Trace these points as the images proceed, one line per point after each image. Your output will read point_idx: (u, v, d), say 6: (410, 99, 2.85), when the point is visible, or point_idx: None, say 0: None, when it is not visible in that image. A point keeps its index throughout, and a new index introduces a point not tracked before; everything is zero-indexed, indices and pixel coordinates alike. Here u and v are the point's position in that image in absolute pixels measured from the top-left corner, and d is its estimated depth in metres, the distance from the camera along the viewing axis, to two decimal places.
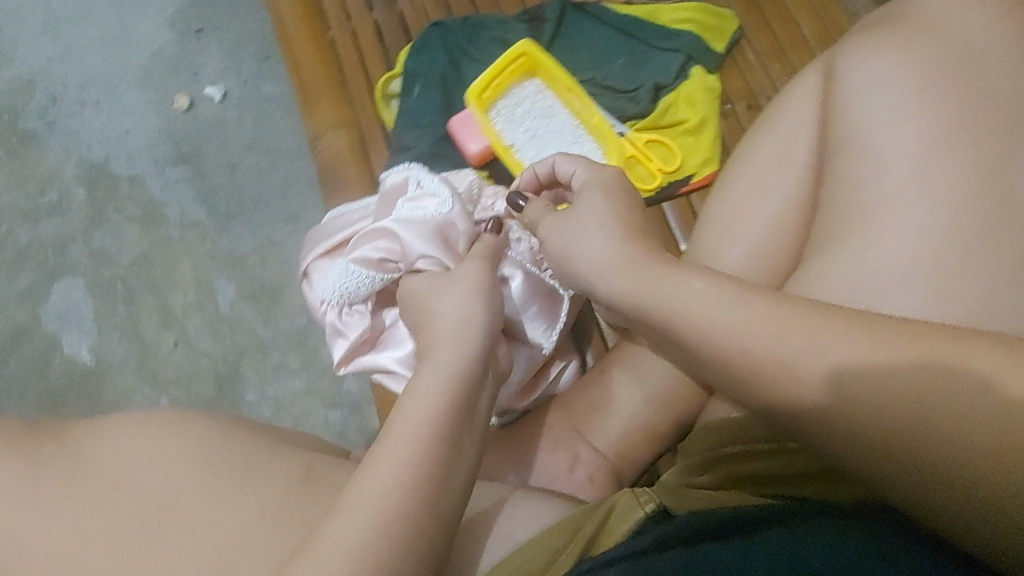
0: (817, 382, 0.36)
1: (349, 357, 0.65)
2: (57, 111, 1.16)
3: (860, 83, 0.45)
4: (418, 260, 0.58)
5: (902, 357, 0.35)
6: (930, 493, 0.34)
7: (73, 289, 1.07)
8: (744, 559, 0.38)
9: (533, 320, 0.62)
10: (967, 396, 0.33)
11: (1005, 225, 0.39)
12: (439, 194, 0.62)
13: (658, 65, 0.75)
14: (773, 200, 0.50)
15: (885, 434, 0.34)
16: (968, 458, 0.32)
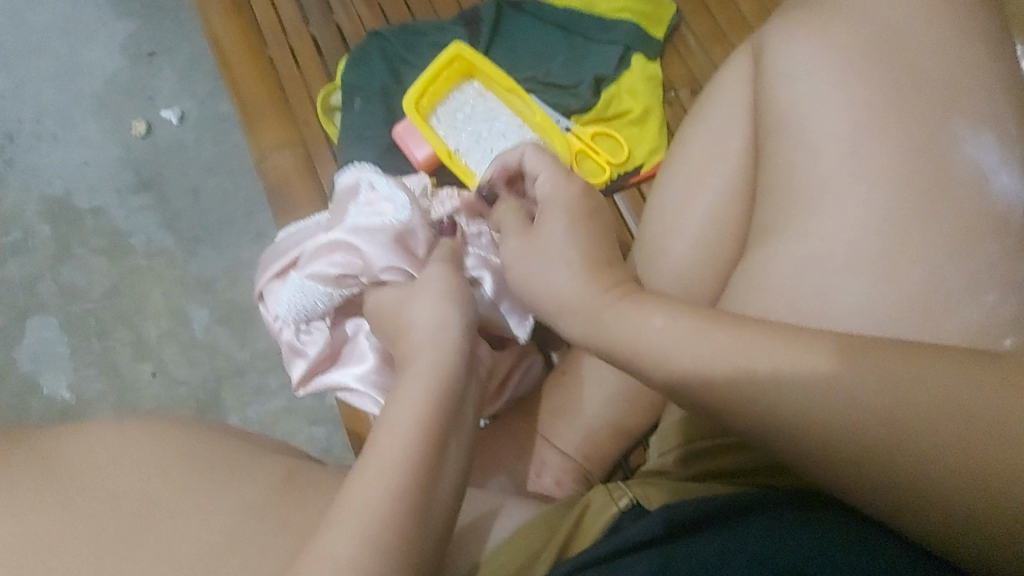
0: (788, 395, 0.34)
1: (308, 377, 0.64)
2: (14, 147, 1.14)
3: (787, 60, 0.43)
4: (382, 272, 0.56)
5: (867, 357, 0.33)
6: (917, 502, 0.31)
7: (46, 328, 1.05)
8: (721, 557, 0.37)
9: (507, 316, 0.59)
10: (931, 407, 0.31)
11: (936, 207, 0.38)
12: (394, 199, 0.60)
13: (597, 57, 0.73)
14: (712, 190, 0.48)
15: (864, 442, 0.32)
16: (950, 458, 0.30)
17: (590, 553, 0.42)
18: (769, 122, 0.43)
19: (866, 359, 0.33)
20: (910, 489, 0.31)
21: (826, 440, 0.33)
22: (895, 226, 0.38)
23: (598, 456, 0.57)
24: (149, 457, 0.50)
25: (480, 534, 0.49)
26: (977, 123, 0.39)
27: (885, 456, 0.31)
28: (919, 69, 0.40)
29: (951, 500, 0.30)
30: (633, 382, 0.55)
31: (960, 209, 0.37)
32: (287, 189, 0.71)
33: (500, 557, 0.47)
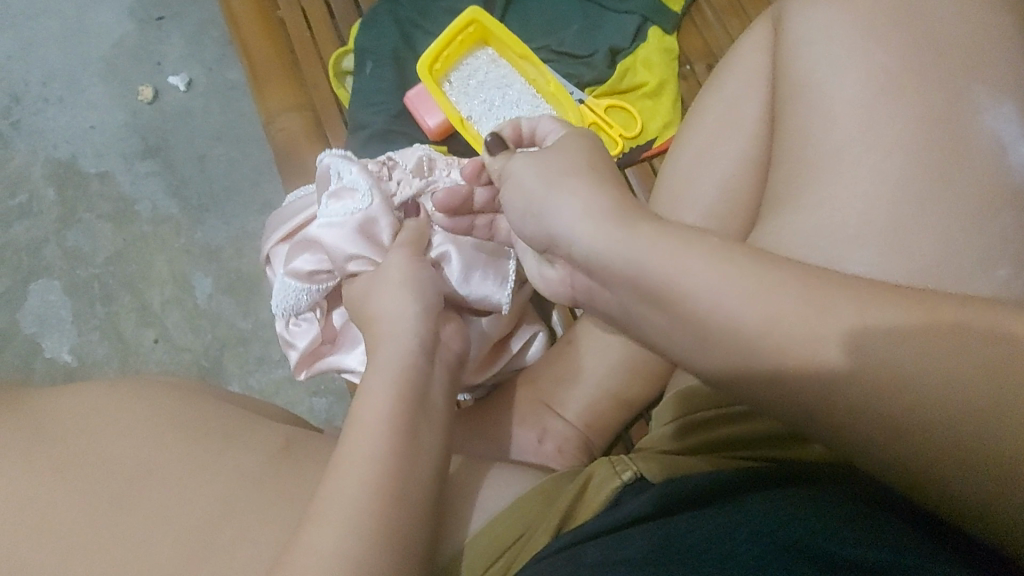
0: (826, 351, 0.30)
1: (308, 362, 0.64)
2: (20, 110, 1.13)
3: (807, 28, 0.43)
4: (349, 263, 0.57)
5: (911, 320, 0.30)
6: (935, 476, 0.29)
7: (50, 292, 1.06)
8: (722, 535, 0.37)
9: (481, 286, 0.58)
10: (979, 383, 0.29)
11: (951, 177, 0.37)
12: (358, 188, 0.58)
13: (613, 28, 0.72)
14: (728, 159, 0.47)
15: (890, 410, 0.29)
16: (976, 436, 0.28)
17: (590, 528, 0.42)
18: (787, 90, 0.43)
19: (923, 326, 0.29)
20: (936, 466, 0.29)
21: (861, 415, 0.30)
22: (911, 197, 0.37)
23: (600, 426, 0.57)
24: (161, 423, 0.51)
25: (481, 497, 0.49)
26: (998, 93, 0.38)
27: (906, 420, 0.29)
28: (942, 38, 0.39)
29: (972, 483, 0.29)
30: (638, 353, 0.55)
31: (977, 179, 0.37)
32: (295, 153, 0.70)
33: (501, 525, 0.47)
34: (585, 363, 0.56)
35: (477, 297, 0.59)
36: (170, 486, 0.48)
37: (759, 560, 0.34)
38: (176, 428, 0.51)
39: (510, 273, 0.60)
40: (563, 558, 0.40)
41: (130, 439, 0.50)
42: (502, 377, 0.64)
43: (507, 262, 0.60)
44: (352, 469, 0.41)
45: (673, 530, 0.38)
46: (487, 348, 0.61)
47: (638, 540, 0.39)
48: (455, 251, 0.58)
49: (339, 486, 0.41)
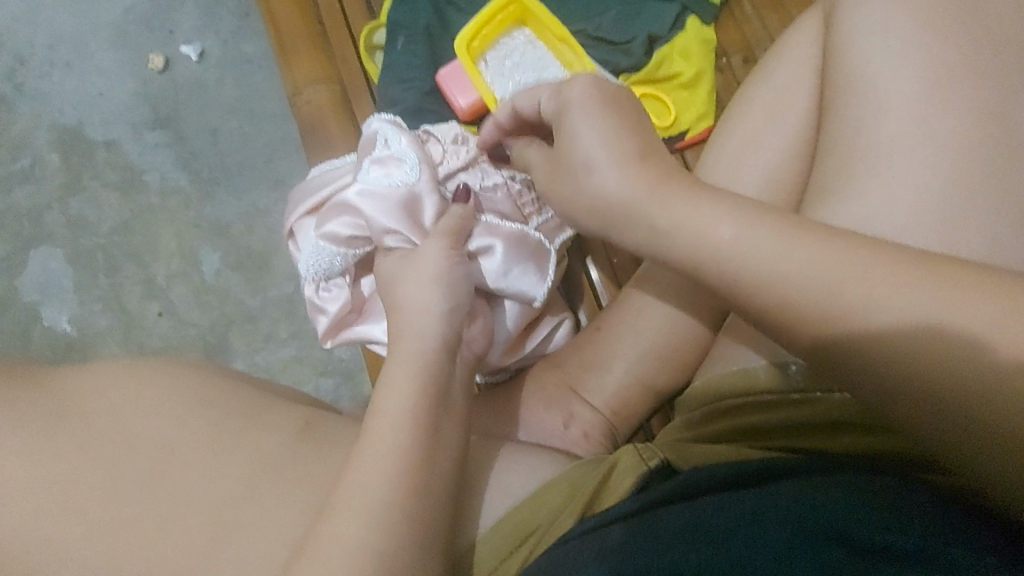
0: (848, 336, 0.34)
1: (334, 331, 0.63)
2: (26, 73, 1.10)
3: (863, 19, 0.43)
4: (385, 237, 0.56)
5: (923, 315, 0.33)
6: (945, 456, 0.33)
7: (52, 260, 1.04)
8: (754, 517, 0.36)
9: (521, 279, 0.59)
10: (1003, 372, 0.31)
11: (1005, 175, 0.38)
12: (406, 160, 0.59)
13: (651, 15, 0.71)
14: (772, 149, 0.48)
15: (907, 397, 0.33)
16: (992, 425, 0.31)
17: (614, 512, 0.42)
18: (837, 82, 0.43)
19: (929, 319, 0.33)
20: (955, 449, 0.33)
21: (879, 396, 0.34)
22: (962, 192, 0.38)
23: (626, 413, 0.57)
24: (183, 395, 0.50)
25: (508, 480, 0.49)
26: None
27: (920, 406, 0.33)
28: (1001, 38, 0.39)
29: (991, 468, 0.32)
30: (667, 342, 0.55)
31: None
32: (321, 126, 0.69)
33: (526, 511, 0.47)
34: (614, 351, 0.56)
35: (516, 287, 0.59)
36: (195, 461, 0.47)
37: (794, 549, 0.34)
38: (197, 400, 0.50)
39: (550, 271, 0.61)
40: (590, 541, 0.39)
41: (148, 409, 0.49)
42: (525, 360, 0.63)
43: (548, 259, 0.61)
44: (387, 446, 0.41)
45: (701, 512, 0.37)
46: (516, 330, 0.61)
47: (663, 523, 0.38)
48: (500, 244, 0.58)
49: (373, 459, 0.41)
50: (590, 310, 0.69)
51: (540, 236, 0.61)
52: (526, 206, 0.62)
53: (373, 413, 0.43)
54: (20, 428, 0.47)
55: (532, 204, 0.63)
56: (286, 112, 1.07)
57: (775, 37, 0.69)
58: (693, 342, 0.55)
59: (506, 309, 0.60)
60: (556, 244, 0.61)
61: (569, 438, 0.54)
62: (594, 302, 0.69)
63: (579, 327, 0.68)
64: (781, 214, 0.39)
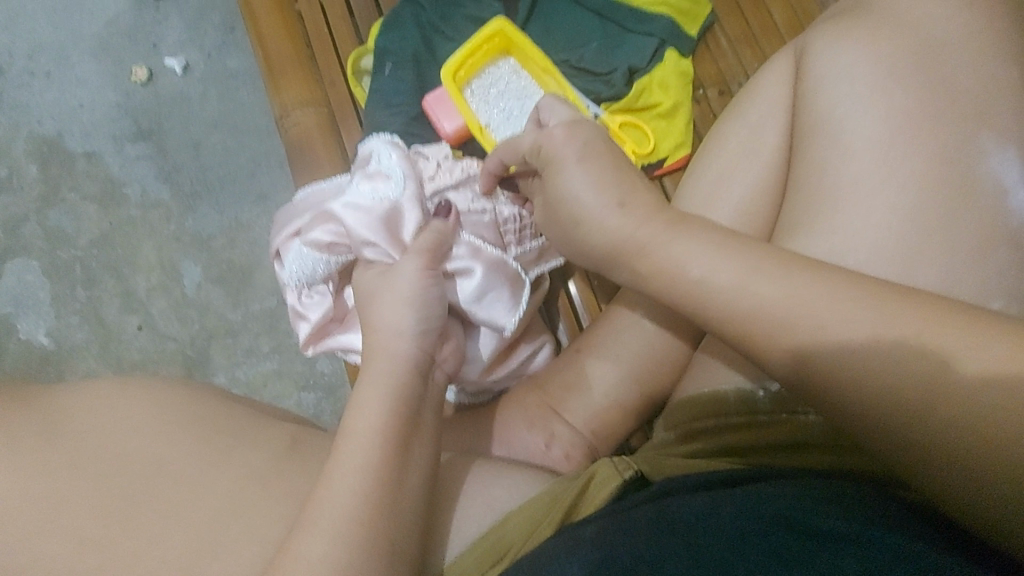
0: (810, 360, 0.36)
1: (315, 339, 0.65)
2: (4, 82, 1.09)
3: (829, 67, 0.45)
4: (366, 249, 0.57)
5: (895, 340, 0.35)
6: (924, 481, 0.34)
7: (28, 272, 1.03)
8: (712, 513, 0.37)
9: (493, 306, 0.60)
10: (975, 403, 0.32)
11: (958, 215, 0.40)
12: (393, 175, 0.60)
13: (632, 48, 0.73)
14: (745, 183, 0.50)
15: (883, 418, 0.34)
16: (964, 450, 0.32)
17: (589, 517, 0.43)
18: (805, 125, 0.46)
19: (897, 346, 0.34)
20: (930, 473, 0.33)
21: (854, 415, 0.36)
22: (922, 229, 0.40)
23: (606, 434, 0.58)
24: (163, 420, 0.50)
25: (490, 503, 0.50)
26: (1004, 139, 0.41)
27: (891, 426, 0.34)
28: (955, 91, 0.42)
29: (971, 494, 0.32)
30: (647, 366, 0.57)
31: (978, 220, 0.40)
32: (309, 148, 0.70)
33: (502, 530, 0.47)
34: (594, 373, 0.58)
35: (488, 312, 0.60)
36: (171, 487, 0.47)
37: (747, 538, 0.35)
38: (179, 424, 0.51)
39: (522, 301, 0.62)
40: (562, 538, 0.40)
41: (126, 435, 0.49)
42: (504, 379, 0.65)
43: (523, 289, 0.63)
44: (369, 472, 0.42)
45: (664, 509, 0.39)
46: (496, 352, 0.63)
47: (631, 523, 0.39)
48: (478, 271, 0.59)
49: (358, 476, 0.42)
50: (570, 331, 0.71)
51: (517, 266, 0.63)
52: (507, 234, 0.64)
53: (360, 432, 0.44)
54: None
55: (514, 233, 0.64)
56: (271, 127, 1.07)
57: (749, 71, 0.73)
58: (671, 366, 0.57)
59: (484, 332, 0.62)
60: (530, 275, 0.63)
61: (550, 458, 0.56)
62: (574, 323, 0.71)
63: (557, 351, 0.70)
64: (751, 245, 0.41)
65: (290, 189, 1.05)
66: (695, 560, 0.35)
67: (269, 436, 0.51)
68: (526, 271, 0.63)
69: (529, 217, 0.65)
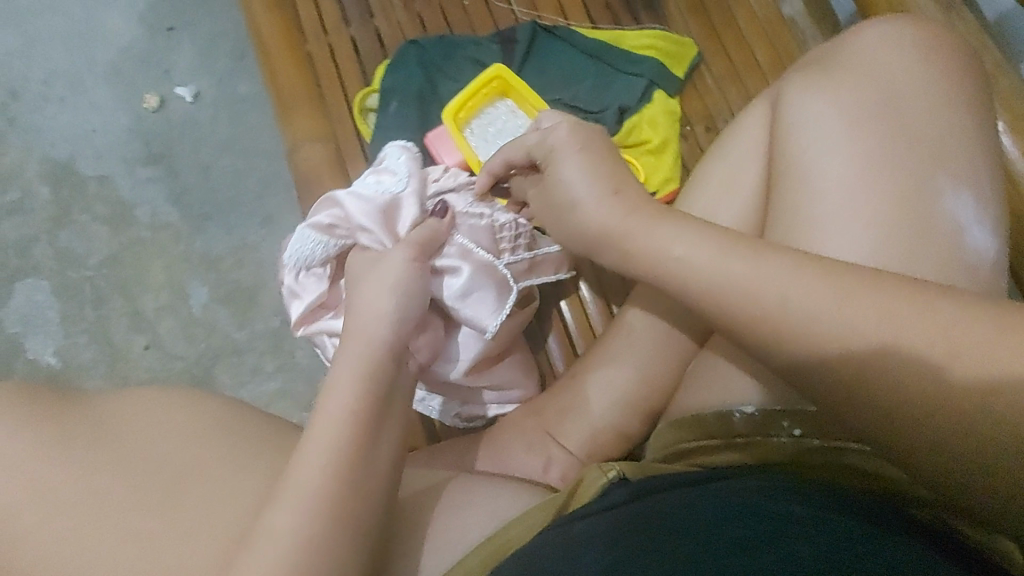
0: (802, 360, 0.39)
1: (305, 320, 0.67)
2: (18, 106, 1.13)
3: (803, 111, 0.49)
4: (362, 234, 0.60)
5: (879, 333, 0.37)
6: (907, 460, 0.38)
7: (38, 291, 1.05)
8: (691, 509, 0.41)
9: (477, 305, 0.63)
10: (952, 387, 0.35)
11: (926, 239, 0.44)
12: (399, 174, 0.65)
13: (622, 88, 0.78)
14: (725, 221, 0.54)
15: (869, 407, 0.38)
16: (947, 430, 0.36)
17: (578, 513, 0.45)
18: (785, 161, 0.49)
19: (880, 340, 0.37)
20: (916, 453, 0.37)
21: (843, 407, 0.39)
22: (896, 245, 0.44)
23: (600, 456, 0.61)
24: None
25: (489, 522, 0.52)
26: (961, 183, 0.45)
27: (880, 411, 0.37)
28: (917, 136, 0.46)
29: (953, 468, 0.36)
30: (638, 391, 0.60)
31: (942, 254, 0.43)
32: (318, 180, 0.74)
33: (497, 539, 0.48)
34: (588, 398, 0.61)
35: (471, 311, 0.63)
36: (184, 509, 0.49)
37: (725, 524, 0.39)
38: None
39: (507, 305, 0.64)
40: (554, 535, 0.43)
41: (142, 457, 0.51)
42: (495, 400, 0.70)
43: (510, 294, 0.65)
44: (376, 492, 0.45)
45: (647, 508, 0.43)
46: (480, 357, 0.66)
47: (615, 523, 0.42)
48: (465, 271, 0.62)
49: (327, 454, 0.43)
50: (565, 357, 0.74)
51: (507, 273, 0.66)
52: (502, 241, 0.67)
53: (335, 417, 0.45)
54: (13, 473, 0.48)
55: (509, 241, 0.68)
56: (278, 151, 1.11)
57: (733, 109, 0.77)
58: (661, 391, 0.60)
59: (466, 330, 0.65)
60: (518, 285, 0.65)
61: (548, 480, 0.58)
62: (570, 349, 0.74)
63: (541, 387, 0.73)
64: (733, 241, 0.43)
65: (296, 211, 1.08)
66: (673, 550, 0.38)
67: (278, 450, 0.52)
68: (515, 279, 0.65)
69: (525, 226, 0.68)
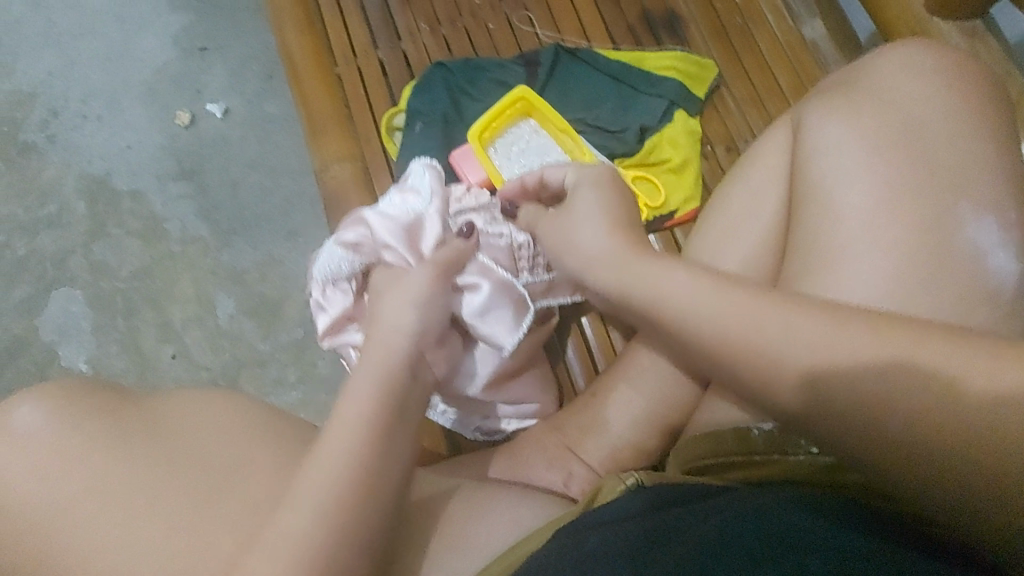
0: (811, 380, 0.40)
1: (332, 331, 0.68)
2: (58, 124, 1.18)
3: (820, 136, 0.50)
4: (385, 251, 0.62)
5: (874, 355, 0.39)
6: (915, 481, 0.38)
7: (72, 302, 1.09)
8: (701, 521, 0.42)
9: (493, 323, 0.64)
10: (944, 403, 0.37)
11: (944, 264, 0.44)
12: (423, 193, 0.66)
13: (643, 108, 0.80)
14: (744, 244, 0.55)
15: (874, 429, 0.38)
16: (947, 448, 0.36)
17: (590, 518, 0.46)
18: (803, 185, 0.50)
19: (877, 361, 0.39)
20: (923, 474, 0.37)
21: (851, 432, 0.39)
22: (913, 268, 0.44)
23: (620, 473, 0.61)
24: None
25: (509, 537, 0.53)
26: (982, 208, 0.45)
27: (884, 432, 0.38)
28: (936, 160, 0.46)
29: (957, 488, 0.36)
30: (659, 410, 0.60)
31: (961, 280, 0.43)
32: (345, 199, 0.76)
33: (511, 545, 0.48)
34: (609, 415, 0.62)
35: (487, 327, 0.64)
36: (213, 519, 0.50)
37: (733, 540, 0.39)
38: None
39: (523, 325, 0.66)
40: (569, 539, 0.44)
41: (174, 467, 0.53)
42: (515, 416, 0.70)
43: (526, 314, 0.67)
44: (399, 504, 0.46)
45: (662, 519, 0.43)
46: (497, 371, 0.67)
47: (629, 529, 0.43)
48: (483, 288, 0.63)
49: (353, 453, 0.45)
50: (586, 375, 0.75)
51: (524, 292, 0.67)
52: (520, 260, 0.68)
53: (355, 420, 0.46)
54: (52, 481, 0.50)
55: (528, 260, 0.68)
56: (305, 169, 1.15)
57: (754, 131, 0.78)
58: (681, 410, 0.60)
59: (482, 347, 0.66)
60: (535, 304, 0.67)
61: (570, 495, 0.58)
62: (591, 367, 0.75)
63: (562, 404, 0.73)
64: (753, 290, 0.45)
65: (320, 227, 1.11)
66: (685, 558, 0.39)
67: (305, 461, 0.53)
68: (532, 298, 0.67)
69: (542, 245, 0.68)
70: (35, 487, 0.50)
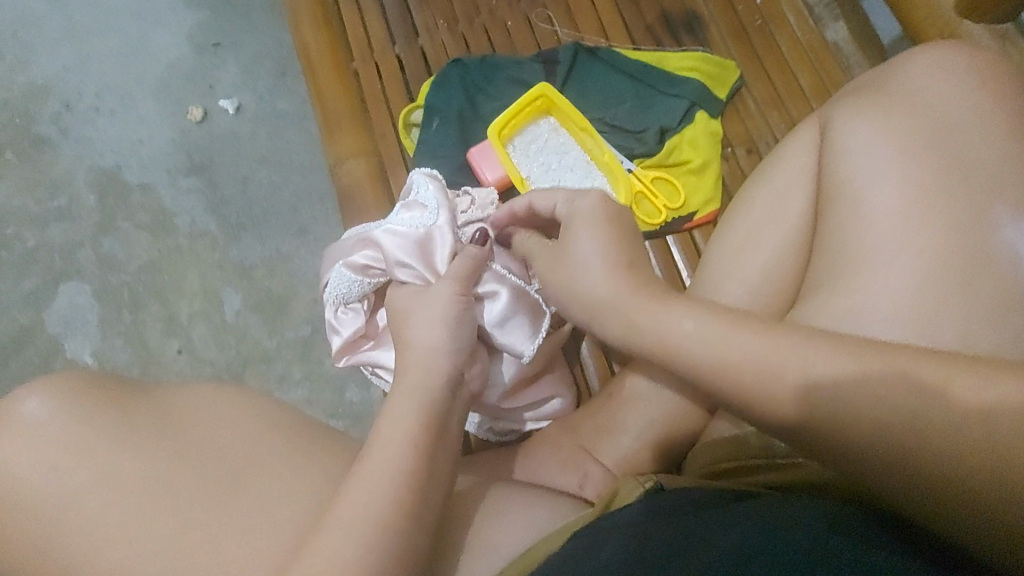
0: (842, 391, 0.39)
1: (346, 351, 0.68)
2: (71, 117, 1.18)
3: (850, 139, 0.49)
4: (400, 270, 0.61)
5: (897, 373, 0.38)
6: (939, 501, 0.36)
7: (79, 295, 1.08)
8: (725, 529, 0.40)
9: (513, 333, 0.63)
10: (971, 424, 0.36)
11: (980, 270, 0.43)
12: (429, 205, 0.64)
13: (663, 109, 0.79)
14: (769, 244, 0.54)
15: (899, 447, 0.37)
16: (971, 467, 0.35)
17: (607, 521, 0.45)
18: (832, 191, 0.49)
19: (903, 377, 0.38)
20: (951, 495, 0.36)
21: (875, 450, 0.38)
22: (945, 275, 0.43)
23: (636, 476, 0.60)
24: None
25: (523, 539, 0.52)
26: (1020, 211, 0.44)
27: (909, 450, 0.37)
28: (970, 165, 0.45)
29: (982, 508, 0.35)
30: (675, 412, 0.59)
31: (1000, 284, 0.42)
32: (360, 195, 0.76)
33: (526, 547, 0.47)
34: (625, 416, 0.61)
35: (506, 338, 0.63)
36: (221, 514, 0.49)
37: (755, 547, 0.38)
38: None
39: (541, 330, 0.65)
40: (584, 541, 0.43)
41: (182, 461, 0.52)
42: (532, 416, 0.69)
43: (543, 320, 0.65)
44: (413, 502, 0.45)
45: (684, 526, 0.42)
46: (517, 376, 0.66)
47: (652, 537, 0.42)
48: (502, 296, 0.62)
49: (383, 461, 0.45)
50: (602, 376, 0.74)
51: (540, 298, 0.66)
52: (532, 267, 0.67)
53: (391, 444, 0.47)
54: (58, 473, 0.49)
55: None
56: (315, 165, 1.14)
57: (776, 134, 0.77)
58: (699, 412, 0.59)
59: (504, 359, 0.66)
60: (553, 308, 0.66)
61: (585, 496, 0.57)
62: (607, 369, 0.74)
63: (577, 405, 0.72)
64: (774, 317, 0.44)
65: (329, 224, 1.11)
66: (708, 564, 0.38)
67: (314, 457, 0.52)
68: (549, 304, 0.65)
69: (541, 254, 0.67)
70: (40, 478, 0.49)
